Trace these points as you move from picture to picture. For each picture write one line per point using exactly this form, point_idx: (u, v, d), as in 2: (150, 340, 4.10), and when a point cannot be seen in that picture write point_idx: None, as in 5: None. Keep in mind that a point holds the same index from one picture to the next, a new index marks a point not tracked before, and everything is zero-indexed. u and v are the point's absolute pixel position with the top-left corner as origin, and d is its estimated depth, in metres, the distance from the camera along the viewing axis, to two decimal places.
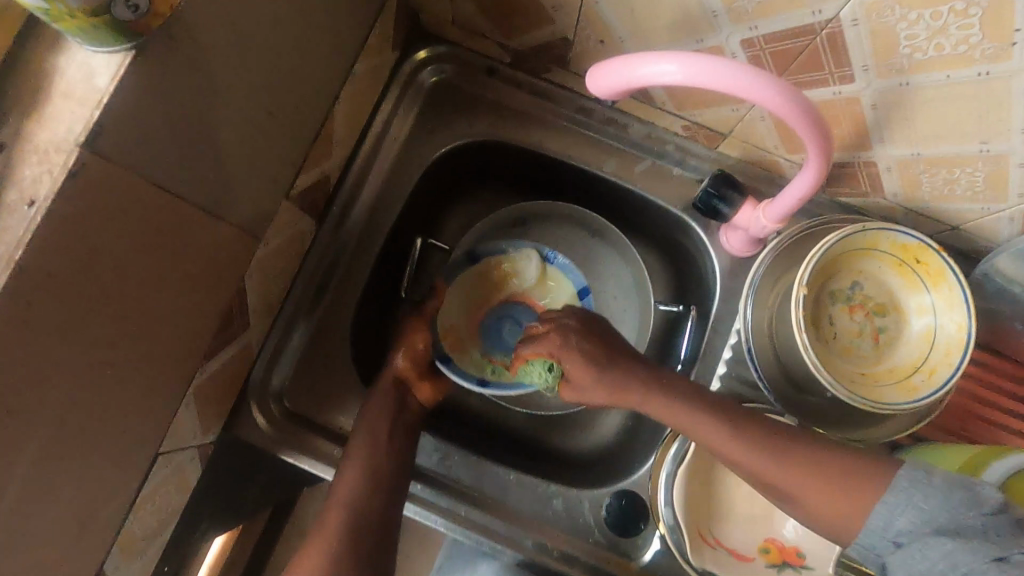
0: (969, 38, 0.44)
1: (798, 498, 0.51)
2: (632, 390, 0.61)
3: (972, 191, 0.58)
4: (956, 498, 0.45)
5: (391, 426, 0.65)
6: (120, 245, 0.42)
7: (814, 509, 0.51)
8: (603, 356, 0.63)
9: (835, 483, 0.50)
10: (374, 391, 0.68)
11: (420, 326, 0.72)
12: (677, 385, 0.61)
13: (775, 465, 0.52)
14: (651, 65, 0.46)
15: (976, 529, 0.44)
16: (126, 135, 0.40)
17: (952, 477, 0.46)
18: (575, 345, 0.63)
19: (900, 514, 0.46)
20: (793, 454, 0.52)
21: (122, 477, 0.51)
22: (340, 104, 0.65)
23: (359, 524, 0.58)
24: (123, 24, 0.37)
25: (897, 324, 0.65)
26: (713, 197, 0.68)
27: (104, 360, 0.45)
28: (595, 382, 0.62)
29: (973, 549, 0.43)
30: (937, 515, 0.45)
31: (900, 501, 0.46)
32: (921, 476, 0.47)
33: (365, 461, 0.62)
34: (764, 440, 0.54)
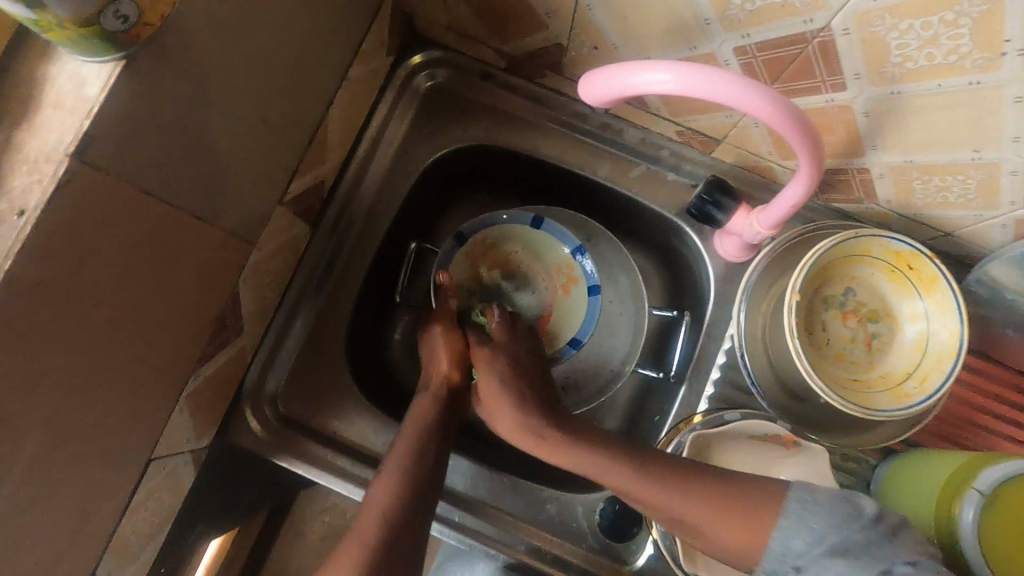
0: (959, 48, 0.44)
1: (709, 530, 0.55)
2: (542, 435, 0.64)
3: (964, 198, 0.58)
4: (838, 514, 0.48)
5: (436, 432, 0.65)
6: (112, 253, 0.42)
7: (722, 536, 0.54)
8: (524, 381, 0.68)
9: (738, 509, 0.53)
10: (420, 395, 0.68)
11: (459, 332, 0.72)
12: (594, 433, 0.64)
13: (682, 496, 0.56)
14: (644, 73, 0.46)
15: (862, 547, 0.47)
16: (117, 144, 0.40)
17: (834, 495, 0.50)
18: (500, 367, 0.69)
19: (795, 535, 0.50)
20: (703, 485, 0.56)
21: (116, 483, 0.51)
22: (334, 109, 0.65)
23: (399, 526, 0.57)
24: (112, 34, 0.36)
25: (890, 330, 0.65)
26: (706, 203, 0.68)
27: (96, 368, 0.45)
28: (510, 412, 0.66)
29: (861, 565, 0.46)
30: (828, 537, 0.48)
31: (794, 524, 0.50)
32: (807, 498, 0.51)
33: (408, 463, 0.61)
34: (678, 474, 0.58)
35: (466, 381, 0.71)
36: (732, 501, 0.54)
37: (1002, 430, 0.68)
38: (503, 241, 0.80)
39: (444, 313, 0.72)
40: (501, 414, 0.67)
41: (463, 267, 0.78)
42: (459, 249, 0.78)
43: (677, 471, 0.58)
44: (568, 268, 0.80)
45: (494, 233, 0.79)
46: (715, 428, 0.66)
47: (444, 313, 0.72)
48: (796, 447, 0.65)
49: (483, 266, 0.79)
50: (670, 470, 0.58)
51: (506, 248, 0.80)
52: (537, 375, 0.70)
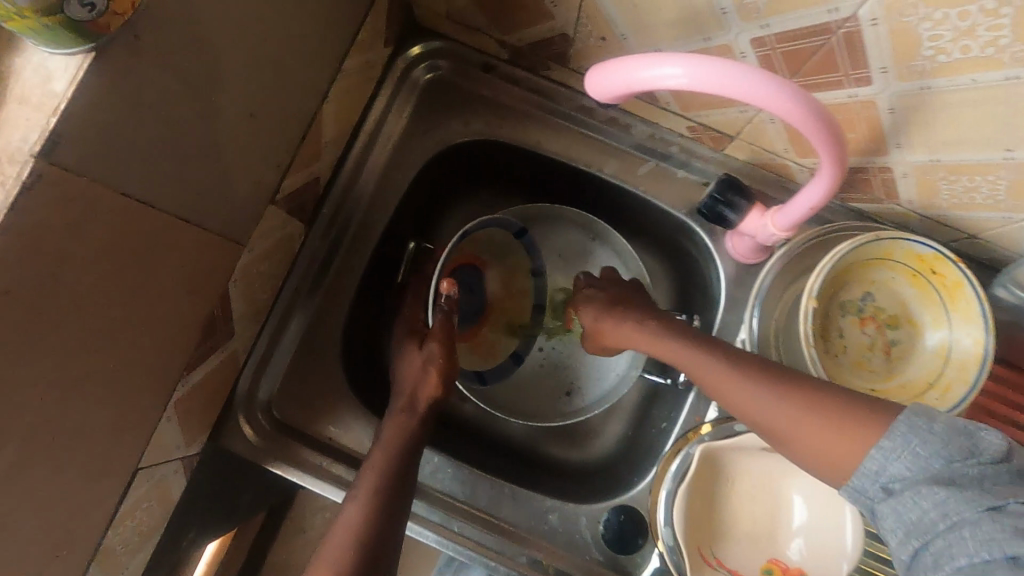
0: (998, 40, 0.40)
1: (798, 436, 0.49)
2: (644, 331, 0.66)
3: (993, 199, 0.55)
4: (957, 446, 0.39)
5: (412, 451, 0.61)
6: (85, 258, 0.40)
7: (811, 442, 0.48)
8: (627, 306, 0.69)
9: (840, 421, 0.46)
10: (397, 412, 0.64)
11: (448, 362, 0.68)
12: (658, 334, 0.65)
13: (766, 395, 0.52)
14: (654, 67, 0.43)
15: (974, 479, 0.38)
16: (88, 143, 0.37)
17: (955, 423, 0.40)
18: (599, 297, 0.71)
19: (897, 459, 0.41)
20: (795, 391, 0.51)
21: (98, 495, 0.49)
22: (329, 102, 0.62)
23: (367, 551, 0.54)
24: (79, 24, 0.33)
25: (910, 337, 0.62)
26: (718, 203, 0.65)
27: (72, 378, 0.42)
28: (618, 320, 0.68)
29: (967, 499, 0.37)
30: (933, 463, 0.40)
31: (897, 446, 0.41)
32: (921, 424, 0.41)
33: (380, 481, 0.58)
34: (774, 380, 0.53)
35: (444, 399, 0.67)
36: (835, 410, 0.47)
37: None
38: (480, 241, 0.77)
39: (445, 331, 0.68)
40: (612, 334, 0.69)
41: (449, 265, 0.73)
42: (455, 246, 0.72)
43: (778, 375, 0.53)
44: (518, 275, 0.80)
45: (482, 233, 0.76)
46: (723, 439, 0.62)
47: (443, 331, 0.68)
48: None
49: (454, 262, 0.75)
50: (770, 378, 0.53)
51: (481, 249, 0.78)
52: (626, 301, 0.70)
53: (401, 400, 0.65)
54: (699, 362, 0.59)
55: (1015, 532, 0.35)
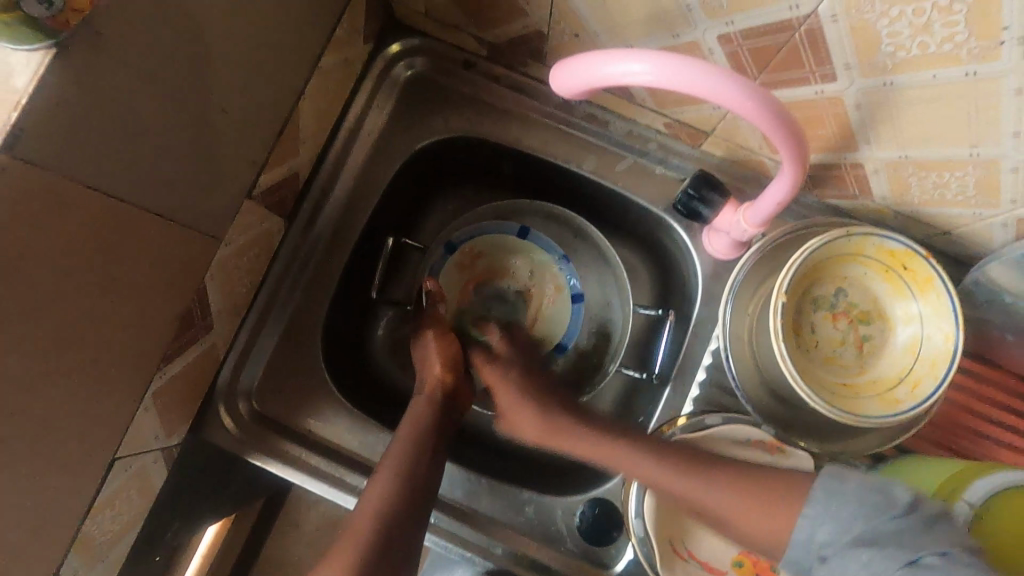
0: (954, 36, 0.41)
1: (734, 520, 0.52)
2: (551, 423, 0.67)
3: (963, 195, 0.55)
4: (871, 503, 0.43)
5: (430, 433, 0.64)
6: (48, 250, 0.40)
7: (745, 523, 0.51)
8: (541, 386, 0.70)
9: (762, 495, 0.50)
10: (416, 398, 0.67)
11: (449, 336, 0.70)
12: (563, 424, 0.67)
13: (700, 483, 0.55)
14: (619, 62, 0.44)
15: (889, 535, 0.42)
16: (51, 137, 0.38)
17: (866, 482, 0.45)
18: (513, 380, 0.70)
19: (822, 526, 0.45)
20: (726, 476, 0.54)
21: (73, 484, 0.50)
22: (306, 98, 0.63)
23: (391, 530, 0.56)
24: (37, 21, 0.35)
25: (882, 332, 0.62)
26: (692, 199, 0.66)
27: (44, 367, 0.44)
28: (530, 414, 0.68)
29: (887, 555, 0.41)
30: (854, 524, 0.43)
31: (820, 512, 0.45)
32: (836, 487, 0.45)
33: (402, 462, 0.60)
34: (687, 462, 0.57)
35: (462, 383, 0.69)
36: (749, 487, 0.52)
37: (1000, 438, 0.64)
38: (489, 253, 0.80)
39: (432, 320, 0.71)
40: (519, 416, 0.69)
41: (453, 274, 0.79)
42: (448, 259, 0.78)
43: (686, 457, 0.58)
44: (552, 278, 0.80)
45: (482, 245, 0.79)
46: (692, 433, 0.65)
47: (433, 320, 0.71)
48: (780, 454, 0.64)
49: (470, 278, 0.79)
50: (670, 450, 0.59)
51: (491, 259, 0.80)
52: (551, 390, 0.70)
53: (419, 388, 0.68)
54: (614, 458, 0.61)
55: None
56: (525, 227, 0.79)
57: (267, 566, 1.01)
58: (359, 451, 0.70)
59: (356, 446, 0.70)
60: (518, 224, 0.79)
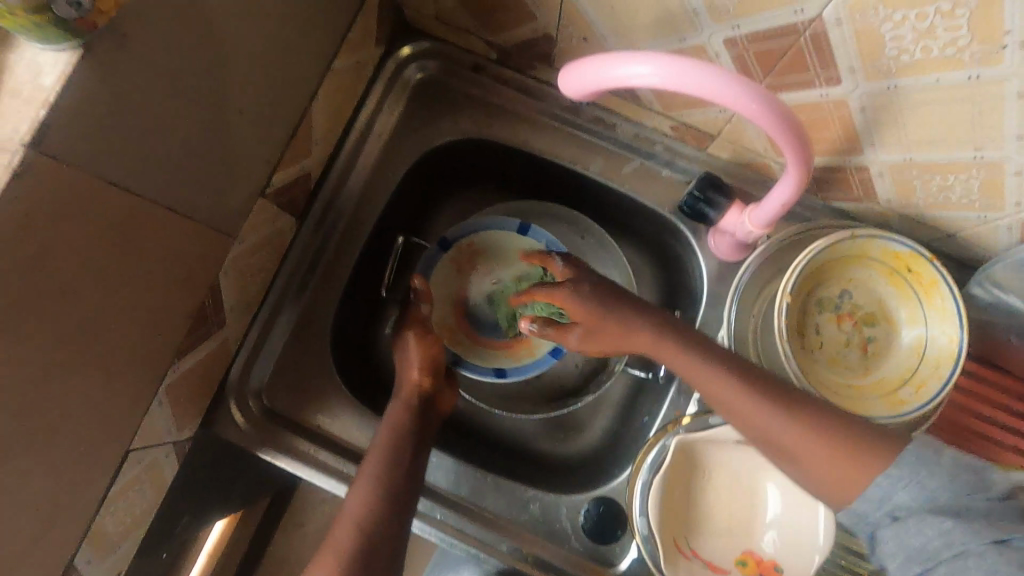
0: (957, 40, 0.42)
1: (803, 460, 0.50)
2: (624, 322, 0.62)
3: (968, 198, 0.55)
4: (961, 480, 0.42)
5: (408, 440, 0.63)
6: (70, 244, 0.42)
7: (820, 470, 0.49)
8: (610, 301, 0.62)
9: (843, 451, 0.48)
10: (392, 404, 0.66)
11: (429, 338, 0.70)
12: (634, 328, 0.62)
13: (779, 416, 0.52)
14: (626, 66, 0.44)
15: (976, 512, 0.41)
16: (75, 134, 0.39)
17: (963, 457, 0.42)
18: (585, 292, 0.63)
19: (901, 488, 0.43)
20: (799, 407, 0.52)
21: (88, 475, 0.51)
22: (319, 99, 0.64)
23: (372, 540, 0.56)
24: (65, 21, 0.36)
25: (887, 334, 0.63)
26: (698, 201, 0.67)
27: (63, 359, 0.45)
28: (613, 316, 0.62)
29: (972, 531, 0.40)
30: (940, 494, 0.42)
31: (905, 476, 0.43)
32: (930, 453, 0.43)
33: (380, 471, 0.60)
34: (776, 395, 0.53)
35: (441, 386, 0.69)
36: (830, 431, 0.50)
37: (1011, 443, 0.61)
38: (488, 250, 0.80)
39: (415, 321, 0.71)
40: (601, 335, 0.63)
41: (449, 272, 0.79)
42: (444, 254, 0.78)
43: (760, 380, 0.54)
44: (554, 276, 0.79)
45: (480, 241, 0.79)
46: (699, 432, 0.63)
47: (417, 321, 0.71)
48: None
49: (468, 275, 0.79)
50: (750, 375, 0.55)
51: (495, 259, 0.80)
52: (621, 297, 0.63)
53: (395, 395, 0.68)
54: (697, 375, 0.57)
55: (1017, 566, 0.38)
56: (525, 223, 0.78)
57: (273, 564, 1.02)
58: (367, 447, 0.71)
59: (363, 442, 0.71)
60: (517, 221, 0.79)
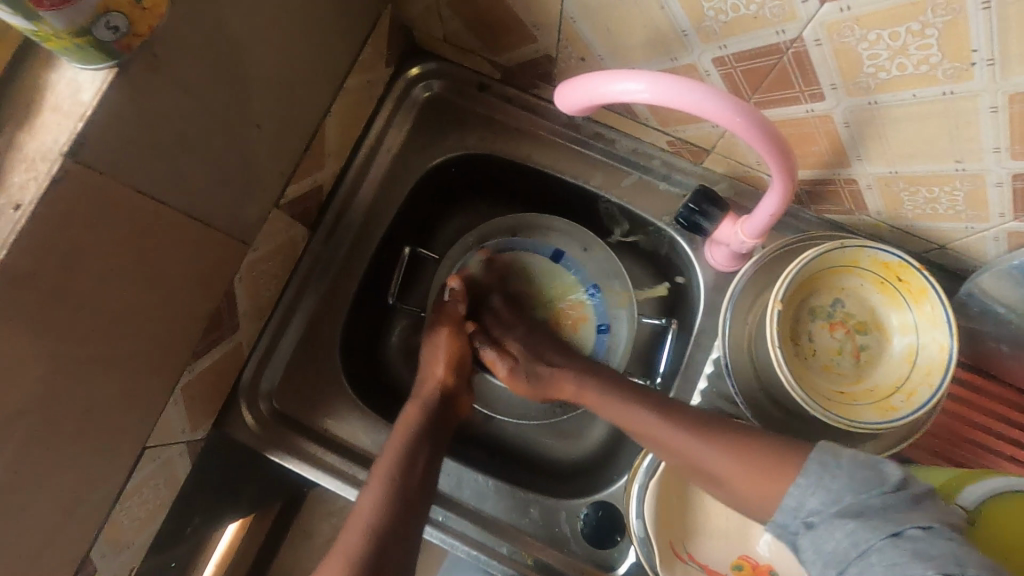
0: (929, 58, 0.44)
1: (727, 477, 0.55)
2: (547, 371, 0.72)
3: (953, 209, 0.57)
4: (861, 479, 0.46)
5: (425, 436, 0.66)
6: (99, 247, 0.45)
7: (738, 483, 0.54)
8: (546, 348, 0.75)
9: (759, 462, 0.53)
10: (412, 402, 0.70)
11: (461, 338, 0.74)
12: (560, 376, 0.71)
13: (698, 442, 0.58)
14: (619, 83, 0.47)
15: (876, 510, 0.44)
16: (106, 145, 0.43)
17: (856, 458, 0.47)
18: (518, 345, 0.75)
19: (811, 495, 0.47)
20: (715, 436, 0.57)
21: (107, 469, 0.54)
22: (332, 116, 0.68)
23: (388, 532, 0.58)
24: (105, 44, 0.40)
25: (879, 342, 0.64)
26: (694, 213, 0.68)
27: (88, 354, 0.48)
28: (542, 370, 0.72)
29: (871, 526, 0.44)
30: (845, 497, 0.45)
31: (812, 482, 0.48)
32: (829, 461, 0.48)
33: (397, 468, 0.63)
34: (699, 424, 0.59)
35: (461, 387, 0.72)
36: (746, 449, 0.55)
37: (991, 446, 0.66)
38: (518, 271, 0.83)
39: (450, 317, 0.75)
40: (534, 384, 0.72)
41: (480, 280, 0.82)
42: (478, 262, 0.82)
43: (679, 411, 0.61)
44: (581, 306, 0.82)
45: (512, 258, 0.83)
46: None
47: (450, 317, 0.75)
48: None
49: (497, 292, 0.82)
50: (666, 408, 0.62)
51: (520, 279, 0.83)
52: (554, 348, 0.75)
53: (416, 393, 0.71)
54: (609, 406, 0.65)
55: (912, 555, 0.41)
56: (559, 252, 0.82)
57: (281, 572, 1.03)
58: (372, 450, 0.73)
59: (368, 444, 0.73)
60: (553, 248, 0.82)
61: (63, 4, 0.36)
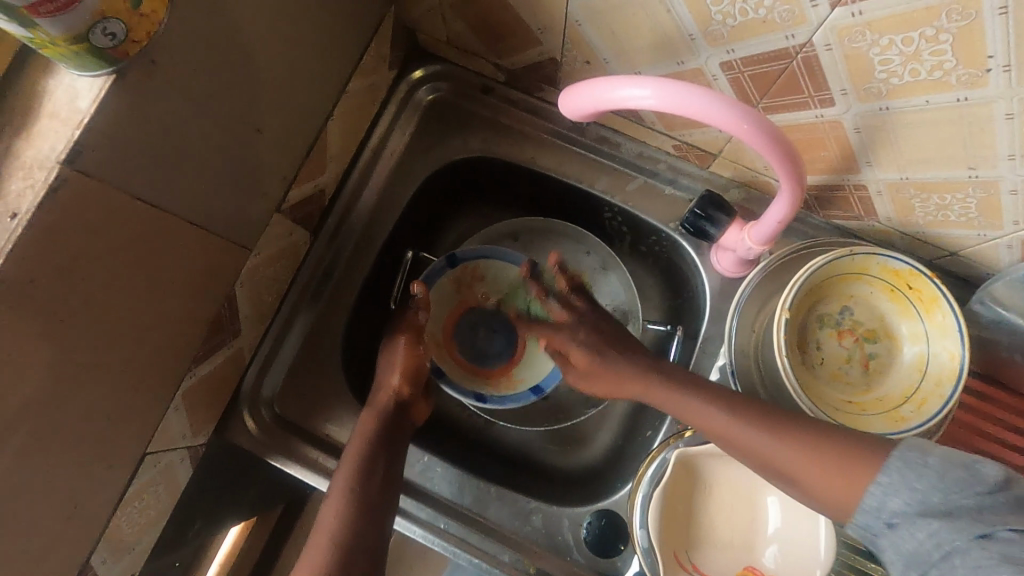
0: (943, 63, 0.43)
1: (799, 475, 0.53)
2: (616, 372, 0.67)
3: (966, 216, 0.56)
4: (952, 479, 0.44)
5: (382, 448, 0.65)
6: (98, 254, 0.44)
7: (812, 481, 0.52)
8: (607, 341, 0.69)
9: (836, 461, 0.50)
10: (367, 408, 0.68)
11: (419, 348, 0.72)
12: (630, 380, 0.66)
13: (765, 437, 0.55)
14: (624, 88, 0.46)
15: (969, 510, 0.43)
16: (105, 152, 0.42)
17: (948, 457, 0.45)
18: (582, 334, 0.70)
19: (894, 495, 0.46)
20: (782, 428, 0.55)
21: (107, 476, 0.53)
22: (334, 119, 0.67)
23: (351, 550, 0.57)
24: (103, 51, 0.39)
25: (888, 351, 0.63)
26: (699, 218, 0.68)
27: (87, 362, 0.47)
28: (609, 372, 0.67)
29: (959, 528, 0.43)
30: (930, 496, 0.44)
31: (894, 481, 0.46)
32: (915, 458, 0.46)
33: (353, 485, 0.61)
34: (757, 413, 0.57)
35: (417, 395, 0.71)
36: (819, 445, 0.52)
37: (1010, 459, 0.63)
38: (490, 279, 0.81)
39: (409, 327, 0.73)
40: (598, 379, 0.68)
41: (447, 288, 0.80)
42: (449, 270, 0.79)
43: (744, 403, 0.58)
44: None
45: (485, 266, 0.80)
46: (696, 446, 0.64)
47: (410, 326, 0.74)
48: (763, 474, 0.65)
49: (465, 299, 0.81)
50: (731, 402, 0.59)
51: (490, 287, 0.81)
52: (617, 340, 0.69)
53: (371, 399, 0.69)
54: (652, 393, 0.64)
55: (1001, 560, 0.40)
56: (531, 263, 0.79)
57: None
58: None
59: None
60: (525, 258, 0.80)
61: (60, 10, 0.36)
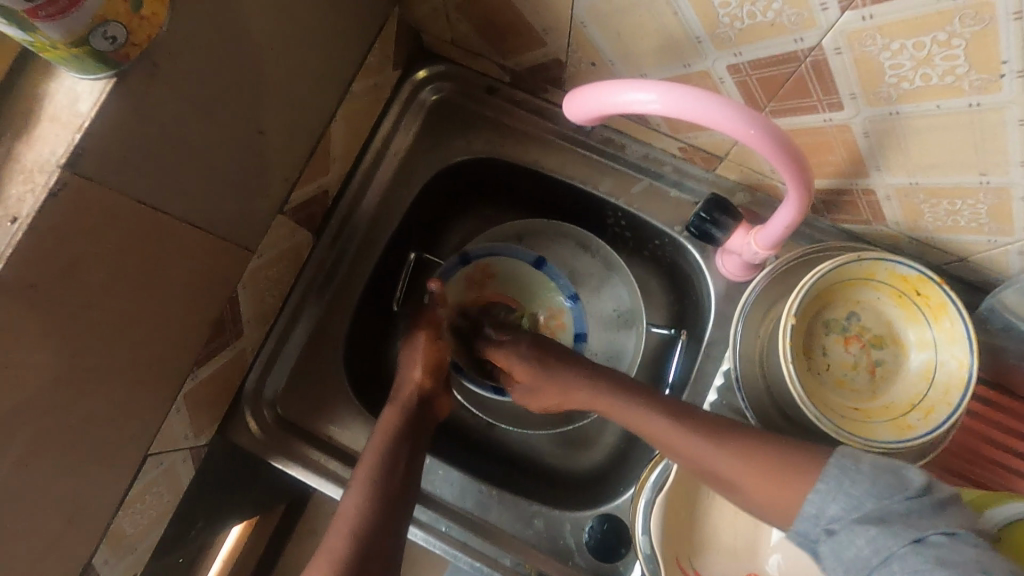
0: (955, 68, 0.42)
1: (739, 482, 0.54)
2: (552, 377, 0.69)
3: (976, 223, 0.55)
4: (881, 484, 0.45)
5: (403, 443, 0.65)
6: (98, 257, 0.44)
7: (752, 489, 0.53)
8: (549, 354, 0.71)
9: (773, 469, 0.52)
10: (390, 404, 0.68)
11: (439, 343, 0.73)
12: (572, 387, 0.68)
13: (706, 444, 0.56)
14: (629, 92, 0.46)
15: (900, 514, 0.44)
16: (106, 155, 0.42)
17: (878, 463, 0.46)
18: (522, 351, 0.71)
19: (830, 500, 0.47)
20: (722, 438, 0.56)
21: (109, 477, 0.53)
22: (338, 120, 0.67)
23: (369, 545, 0.57)
24: (102, 53, 0.39)
25: (895, 357, 0.63)
26: (705, 222, 0.66)
27: (88, 364, 0.47)
28: (548, 382, 0.70)
29: (895, 532, 0.43)
30: (864, 502, 0.45)
31: (831, 487, 0.47)
32: (849, 465, 0.47)
33: (373, 477, 0.61)
34: (710, 429, 0.57)
35: (438, 391, 0.71)
36: (760, 455, 0.53)
37: (1016, 467, 0.63)
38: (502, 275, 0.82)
39: (428, 322, 0.74)
40: (544, 391, 0.71)
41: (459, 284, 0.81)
42: (462, 268, 0.80)
43: (692, 416, 0.59)
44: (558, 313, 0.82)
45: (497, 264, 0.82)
46: None
47: (428, 322, 0.74)
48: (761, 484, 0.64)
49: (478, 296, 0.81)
50: (678, 413, 0.60)
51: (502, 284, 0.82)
52: (559, 354, 0.71)
53: (395, 395, 0.69)
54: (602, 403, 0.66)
55: (936, 562, 0.41)
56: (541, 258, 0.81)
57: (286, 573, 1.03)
58: None
59: None
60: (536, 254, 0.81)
61: (59, 14, 0.35)
